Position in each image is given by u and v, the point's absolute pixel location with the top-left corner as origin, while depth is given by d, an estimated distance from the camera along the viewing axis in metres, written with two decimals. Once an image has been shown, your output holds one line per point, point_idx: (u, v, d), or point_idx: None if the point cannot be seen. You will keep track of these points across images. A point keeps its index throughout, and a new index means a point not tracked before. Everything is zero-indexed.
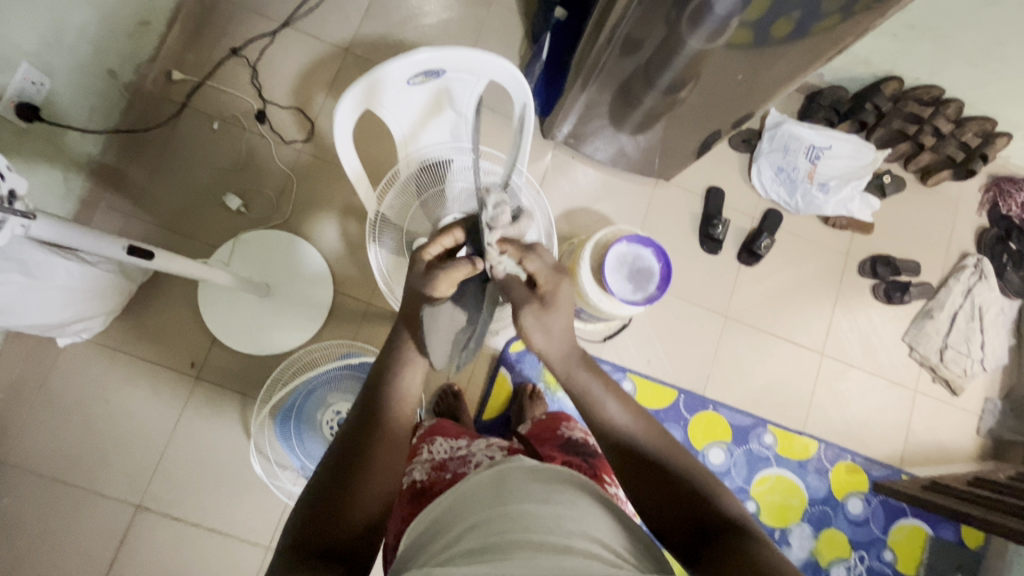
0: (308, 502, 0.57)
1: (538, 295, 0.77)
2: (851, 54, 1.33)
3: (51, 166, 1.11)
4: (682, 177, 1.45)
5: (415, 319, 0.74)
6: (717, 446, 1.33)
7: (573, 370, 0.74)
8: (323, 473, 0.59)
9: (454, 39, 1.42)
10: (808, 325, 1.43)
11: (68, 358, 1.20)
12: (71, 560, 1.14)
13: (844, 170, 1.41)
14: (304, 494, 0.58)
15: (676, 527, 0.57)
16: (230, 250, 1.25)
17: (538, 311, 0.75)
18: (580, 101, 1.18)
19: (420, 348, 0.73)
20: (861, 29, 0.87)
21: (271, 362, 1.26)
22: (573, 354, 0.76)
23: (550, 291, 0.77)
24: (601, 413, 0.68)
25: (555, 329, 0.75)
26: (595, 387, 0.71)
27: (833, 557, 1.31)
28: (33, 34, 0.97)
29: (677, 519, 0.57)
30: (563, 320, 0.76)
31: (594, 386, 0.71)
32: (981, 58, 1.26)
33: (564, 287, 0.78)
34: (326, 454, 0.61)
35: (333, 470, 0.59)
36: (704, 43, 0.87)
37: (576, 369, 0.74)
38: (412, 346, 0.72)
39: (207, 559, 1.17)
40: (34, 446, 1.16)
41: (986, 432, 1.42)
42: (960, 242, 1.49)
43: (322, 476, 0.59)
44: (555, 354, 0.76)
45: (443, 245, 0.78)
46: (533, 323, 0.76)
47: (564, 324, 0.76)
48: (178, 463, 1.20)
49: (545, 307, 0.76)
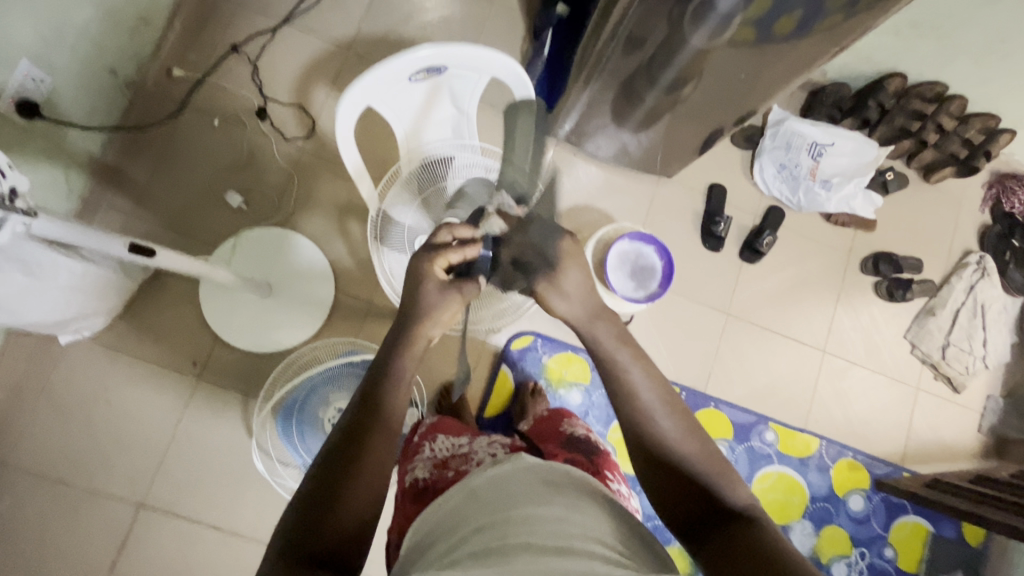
0: (301, 505, 0.56)
1: (546, 257, 0.77)
2: (854, 51, 1.33)
3: (52, 164, 1.11)
4: (684, 175, 1.44)
5: (414, 321, 0.72)
6: (719, 444, 1.33)
7: (594, 328, 0.73)
8: (317, 476, 0.59)
9: (455, 35, 1.42)
10: (810, 323, 1.42)
11: (69, 356, 1.20)
12: (73, 557, 1.14)
13: (847, 168, 1.41)
14: (298, 496, 0.58)
15: (692, 520, 0.58)
16: (231, 248, 1.25)
17: (549, 274, 0.76)
18: (582, 98, 1.17)
19: (417, 351, 0.71)
20: (865, 27, 0.86)
21: (272, 360, 1.26)
22: (594, 314, 0.75)
23: (556, 253, 0.77)
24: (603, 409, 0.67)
25: (571, 289, 0.75)
26: (622, 355, 0.69)
27: (834, 555, 1.31)
28: (33, 31, 0.97)
29: (692, 510, 0.59)
30: (576, 278, 0.76)
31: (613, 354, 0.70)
32: (985, 55, 1.25)
33: (571, 246, 0.77)
34: (320, 457, 0.61)
35: (328, 473, 0.58)
36: (707, 40, 0.86)
37: (598, 329, 0.73)
38: (409, 348, 0.71)
39: (209, 556, 1.18)
40: (36, 444, 1.16)
41: (987, 430, 1.42)
42: (962, 239, 1.49)
43: (316, 479, 0.58)
44: (579, 312, 0.75)
45: (450, 258, 0.74)
46: (548, 288, 0.76)
47: (580, 284, 0.76)
48: (180, 461, 1.20)
49: (555, 270, 0.76)
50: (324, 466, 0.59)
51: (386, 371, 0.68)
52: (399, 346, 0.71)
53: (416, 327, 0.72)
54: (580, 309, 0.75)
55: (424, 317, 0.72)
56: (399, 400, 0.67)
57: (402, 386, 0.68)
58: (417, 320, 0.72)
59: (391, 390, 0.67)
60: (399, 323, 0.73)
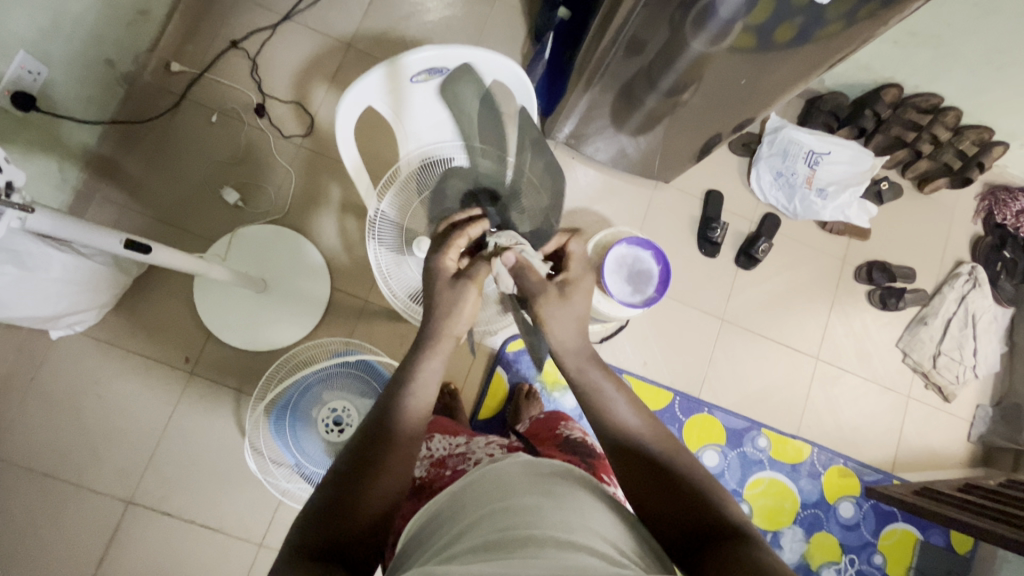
0: (319, 497, 0.57)
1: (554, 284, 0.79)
2: (852, 61, 1.34)
3: (46, 156, 1.09)
4: (681, 180, 1.45)
5: (437, 318, 0.73)
6: (711, 449, 1.33)
7: (587, 365, 0.72)
8: (336, 469, 0.59)
9: (456, 36, 1.41)
10: (804, 329, 1.43)
11: (61, 352, 1.18)
12: (61, 554, 1.13)
13: (843, 176, 1.42)
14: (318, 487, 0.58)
15: (674, 524, 0.57)
16: (227, 244, 1.24)
17: (554, 298, 0.76)
18: (582, 101, 1.17)
19: (440, 350, 0.71)
20: (865, 36, 0.87)
21: (266, 357, 1.25)
22: (585, 351, 0.74)
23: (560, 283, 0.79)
24: (608, 414, 0.67)
25: (571, 317, 0.76)
26: (608, 388, 0.70)
27: (823, 560, 1.32)
28: (31, 22, 0.96)
29: (683, 525, 0.56)
30: (577, 310, 0.77)
31: (607, 384, 0.70)
32: (980, 69, 1.27)
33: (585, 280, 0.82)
34: (341, 450, 0.61)
35: (346, 466, 0.59)
36: (707, 45, 0.87)
37: (588, 366, 0.73)
38: (431, 348, 0.71)
39: (199, 556, 1.17)
40: (24, 440, 1.15)
41: (976, 439, 1.43)
42: (955, 249, 1.50)
43: (335, 472, 0.59)
44: (570, 344, 0.75)
45: (456, 246, 0.79)
46: (552, 313, 0.75)
47: (578, 315, 0.77)
48: (170, 458, 1.19)
49: (561, 296, 0.77)
50: (344, 459, 0.60)
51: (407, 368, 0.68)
52: (422, 345, 0.71)
53: (438, 328, 0.72)
54: (573, 341, 0.75)
55: (445, 313, 0.73)
56: (418, 399, 0.66)
57: (423, 385, 0.67)
58: (442, 314, 0.73)
59: (411, 390, 0.66)
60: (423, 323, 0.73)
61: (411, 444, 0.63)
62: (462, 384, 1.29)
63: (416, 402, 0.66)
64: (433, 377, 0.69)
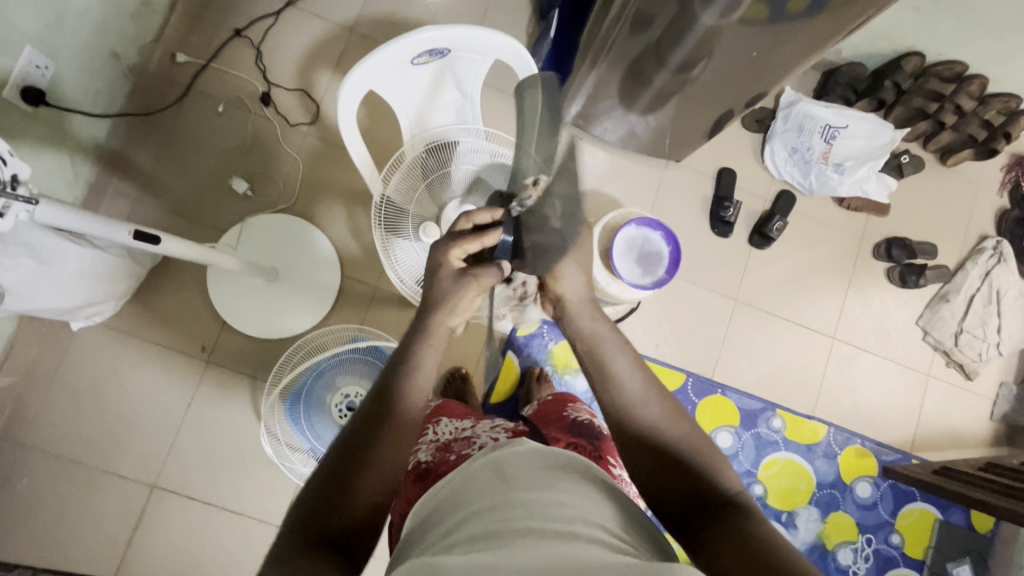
0: (309, 487, 0.57)
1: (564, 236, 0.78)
2: (870, 30, 1.29)
3: (59, 151, 1.11)
4: (692, 159, 1.42)
5: (430, 311, 0.73)
6: (725, 430, 1.32)
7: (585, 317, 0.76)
8: (328, 460, 0.59)
9: (459, 17, 1.39)
10: (820, 308, 1.41)
11: (82, 342, 1.22)
12: (90, 538, 1.17)
13: (861, 151, 1.37)
14: (311, 479, 0.58)
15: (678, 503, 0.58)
16: (237, 234, 1.25)
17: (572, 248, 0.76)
18: (589, 80, 1.15)
19: (436, 338, 0.72)
20: (883, 3, 0.84)
21: (279, 345, 1.27)
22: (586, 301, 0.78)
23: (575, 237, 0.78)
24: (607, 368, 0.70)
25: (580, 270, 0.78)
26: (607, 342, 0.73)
27: (840, 540, 1.31)
28: (37, 17, 0.96)
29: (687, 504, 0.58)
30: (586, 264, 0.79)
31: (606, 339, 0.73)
32: (1009, 33, 1.21)
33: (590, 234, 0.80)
34: (335, 441, 0.61)
35: (340, 454, 0.59)
36: (718, 18, 0.84)
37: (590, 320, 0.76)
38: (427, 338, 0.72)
39: (222, 538, 1.20)
40: (49, 427, 1.18)
41: (1000, 417, 1.40)
42: (979, 223, 1.46)
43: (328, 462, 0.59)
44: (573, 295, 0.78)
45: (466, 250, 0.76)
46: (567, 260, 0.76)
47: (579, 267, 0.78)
48: (191, 444, 1.22)
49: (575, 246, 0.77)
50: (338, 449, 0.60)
51: (408, 354, 0.69)
52: (417, 332, 0.72)
53: (432, 318, 0.73)
54: (575, 293, 0.78)
55: (441, 305, 0.73)
56: (414, 387, 0.67)
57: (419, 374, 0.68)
58: (436, 307, 0.73)
59: (408, 378, 0.67)
60: (421, 309, 0.74)
61: (406, 433, 0.63)
62: (473, 367, 1.29)
63: (413, 389, 0.67)
64: (429, 366, 0.70)
